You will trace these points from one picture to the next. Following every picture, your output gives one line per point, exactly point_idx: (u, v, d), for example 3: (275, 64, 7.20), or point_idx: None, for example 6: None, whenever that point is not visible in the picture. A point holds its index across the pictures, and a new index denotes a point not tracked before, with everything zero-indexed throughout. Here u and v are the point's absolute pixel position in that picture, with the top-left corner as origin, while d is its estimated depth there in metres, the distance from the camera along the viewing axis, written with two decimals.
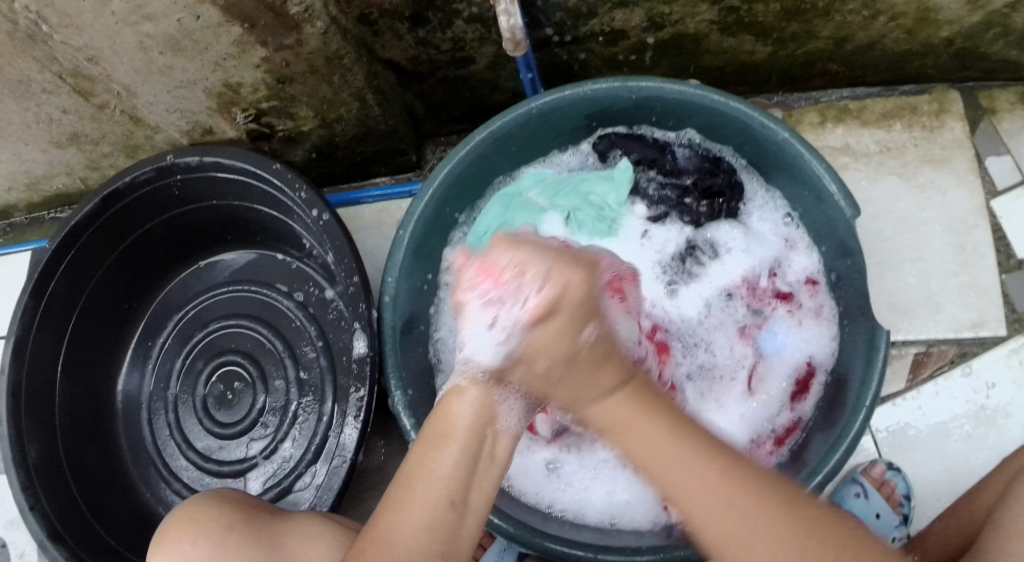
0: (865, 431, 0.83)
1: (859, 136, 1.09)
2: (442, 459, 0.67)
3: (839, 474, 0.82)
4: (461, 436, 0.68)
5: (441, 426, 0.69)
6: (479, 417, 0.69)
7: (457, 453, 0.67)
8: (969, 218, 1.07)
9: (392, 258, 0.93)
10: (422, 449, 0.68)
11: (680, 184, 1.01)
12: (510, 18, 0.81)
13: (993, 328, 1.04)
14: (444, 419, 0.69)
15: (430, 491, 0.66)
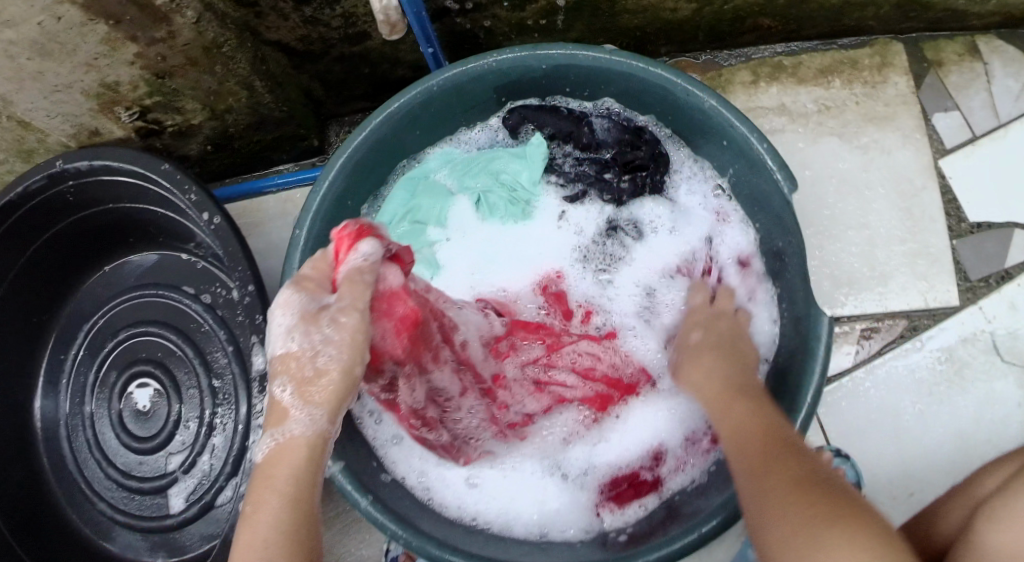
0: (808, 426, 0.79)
1: (795, 94, 1.01)
2: (270, 515, 0.61)
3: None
4: (289, 487, 0.62)
5: (266, 480, 0.63)
6: (308, 463, 0.64)
7: (282, 502, 0.62)
8: (917, 180, 0.99)
9: (287, 262, 0.87)
10: (252, 509, 0.62)
11: (598, 159, 0.96)
12: None
13: (944, 298, 0.98)
14: (269, 472, 0.63)
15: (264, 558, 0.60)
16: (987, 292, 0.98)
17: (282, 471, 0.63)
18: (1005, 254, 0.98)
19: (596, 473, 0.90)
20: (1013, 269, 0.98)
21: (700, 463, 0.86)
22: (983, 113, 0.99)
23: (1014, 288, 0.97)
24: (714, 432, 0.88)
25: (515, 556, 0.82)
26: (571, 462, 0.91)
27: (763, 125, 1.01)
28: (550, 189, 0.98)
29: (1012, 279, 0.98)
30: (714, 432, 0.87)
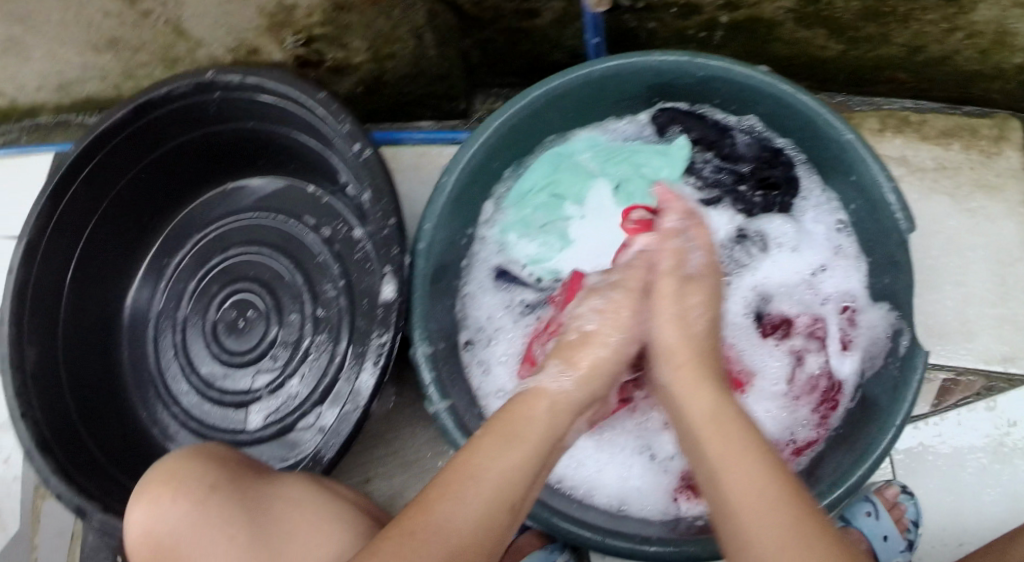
0: (891, 451, 0.81)
1: (917, 149, 1.06)
2: (505, 454, 0.63)
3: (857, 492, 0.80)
4: (531, 435, 0.66)
5: (511, 420, 0.67)
6: (551, 423, 0.69)
7: (523, 450, 0.64)
8: (1014, 251, 1.04)
9: (430, 206, 0.89)
10: (487, 438, 0.64)
11: (736, 170, 1.00)
12: None
13: (1023, 366, 1.02)
14: (519, 418, 0.67)
15: (488, 487, 0.61)
16: None
17: (526, 420, 0.67)
18: None
19: (681, 460, 0.91)
20: None
21: None
22: None
23: None
24: (796, 447, 0.91)
25: (597, 521, 0.85)
26: (659, 446, 0.91)
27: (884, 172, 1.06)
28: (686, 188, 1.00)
29: None
30: (795, 446, 0.91)
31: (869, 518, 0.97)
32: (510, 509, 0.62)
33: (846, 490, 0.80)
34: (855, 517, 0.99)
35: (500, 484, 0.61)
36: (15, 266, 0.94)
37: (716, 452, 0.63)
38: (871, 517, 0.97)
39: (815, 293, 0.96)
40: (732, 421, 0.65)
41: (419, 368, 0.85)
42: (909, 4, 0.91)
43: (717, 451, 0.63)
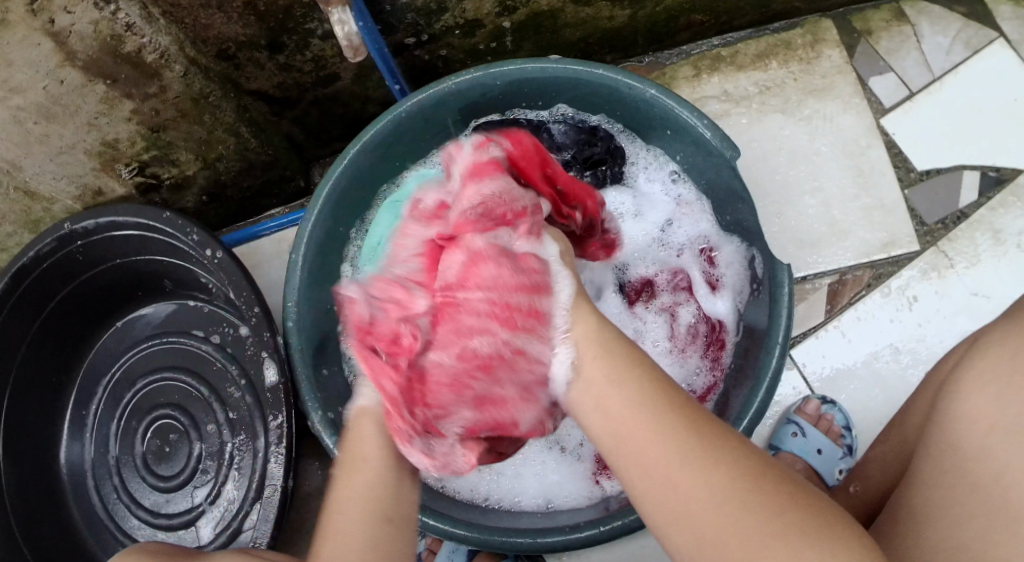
0: (782, 367, 0.84)
1: (736, 80, 1.10)
2: (358, 479, 0.68)
3: (765, 414, 0.83)
4: (377, 457, 0.69)
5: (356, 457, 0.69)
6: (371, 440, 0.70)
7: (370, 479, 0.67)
8: (861, 140, 1.08)
9: (289, 283, 0.94)
10: (346, 475, 0.68)
11: (560, 160, 1.01)
12: (345, 25, 0.86)
13: (904, 245, 1.05)
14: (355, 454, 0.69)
15: (354, 507, 0.66)
16: (944, 232, 1.05)
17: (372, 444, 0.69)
18: (956, 196, 1.06)
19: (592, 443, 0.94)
20: (966, 208, 1.05)
21: None
22: (916, 70, 1.09)
23: (969, 226, 1.04)
24: (698, 395, 0.93)
25: (526, 524, 0.87)
26: (567, 435, 0.95)
27: (711, 110, 1.10)
28: None
29: (967, 218, 1.05)
30: (697, 395, 0.93)
31: (797, 438, 0.99)
32: (387, 521, 0.66)
33: (752, 418, 0.83)
34: (784, 441, 1.00)
35: (360, 507, 0.66)
36: None
37: (704, 499, 0.60)
38: (799, 436, 0.99)
39: (668, 248, 1.00)
40: (703, 456, 0.61)
41: (321, 437, 0.89)
42: None
43: (710, 503, 0.60)
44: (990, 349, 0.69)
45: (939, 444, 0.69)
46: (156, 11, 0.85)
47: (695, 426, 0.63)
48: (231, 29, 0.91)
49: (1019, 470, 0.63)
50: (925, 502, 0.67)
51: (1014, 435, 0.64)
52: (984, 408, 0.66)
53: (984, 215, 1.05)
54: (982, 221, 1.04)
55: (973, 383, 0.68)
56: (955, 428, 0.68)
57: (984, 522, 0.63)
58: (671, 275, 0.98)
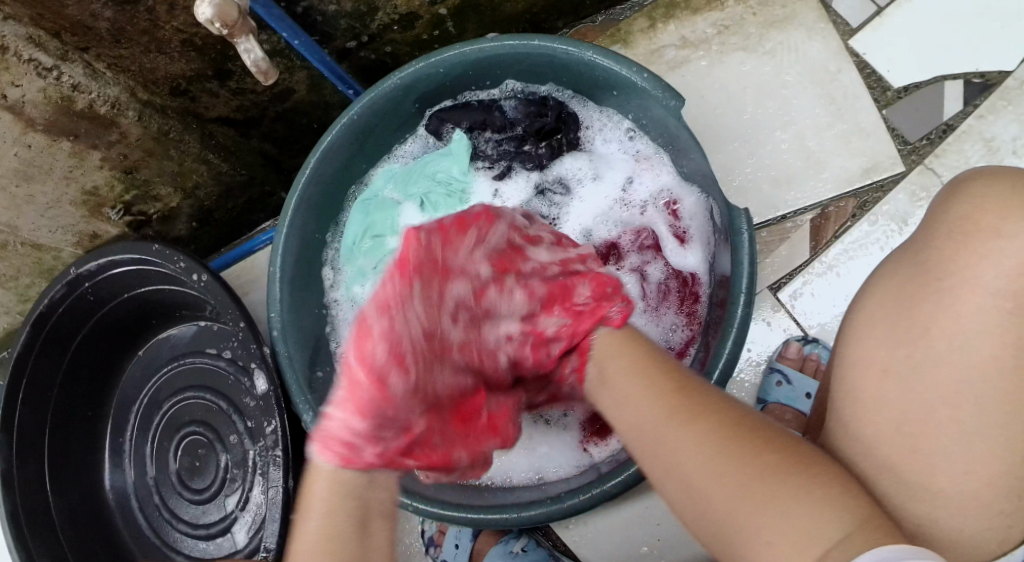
0: (749, 316, 0.82)
1: (693, 25, 1.02)
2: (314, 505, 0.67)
3: (735, 364, 0.81)
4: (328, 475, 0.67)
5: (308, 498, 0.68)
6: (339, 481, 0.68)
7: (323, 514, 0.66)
8: (830, 65, 1.00)
9: (270, 297, 0.93)
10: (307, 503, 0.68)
11: (515, 135, 0.99)
12: (252, 55, 0.84)
13: (889, 167, 0.98)
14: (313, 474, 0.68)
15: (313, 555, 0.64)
16: (930, 149, 0.98)
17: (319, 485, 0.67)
18: (939, 108, 0.99)
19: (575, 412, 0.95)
20: (952, 120, 0.98)
21: None
22: None
23: (958, 137, 0.98)
24: (677, 351, 0.93)
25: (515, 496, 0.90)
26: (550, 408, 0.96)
27: (670, 61, 1.03)
28: (479, 174, 1.01)
29: (954, 130, 0.98)
30: (676, 350, 0.93)
31: (783, 387, 0.95)
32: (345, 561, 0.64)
33: (721, 371, 0.82)
34: (770, 391, 0.96)
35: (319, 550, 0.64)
36: (0, 500, 1.06)
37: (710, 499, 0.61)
38: (784, 384, 0.95)
39: (631, 206, 0.97)
40: (691, 419, 0.64)
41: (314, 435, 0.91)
42: None
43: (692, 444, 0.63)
44: (877, 288, 0.68)
45: (837, 397, 0.67)
46: (100, 66, 0.91)
47: (684, 390, 0.67)
48: (175, 67, 0.95)
49: (923, 407, 0.62)
50: (838, 459, 0.67)
51: (904, 378, 0.63)
52: (876, 352, 0.65)
53: (972, 124, 0.98)
54: (972, 130, 0.98)
55: (861, 331, 0.67)
56: (844, 378, 0.67)
57: (893, 474, 0.63)
58: (630, 235, 0.96)
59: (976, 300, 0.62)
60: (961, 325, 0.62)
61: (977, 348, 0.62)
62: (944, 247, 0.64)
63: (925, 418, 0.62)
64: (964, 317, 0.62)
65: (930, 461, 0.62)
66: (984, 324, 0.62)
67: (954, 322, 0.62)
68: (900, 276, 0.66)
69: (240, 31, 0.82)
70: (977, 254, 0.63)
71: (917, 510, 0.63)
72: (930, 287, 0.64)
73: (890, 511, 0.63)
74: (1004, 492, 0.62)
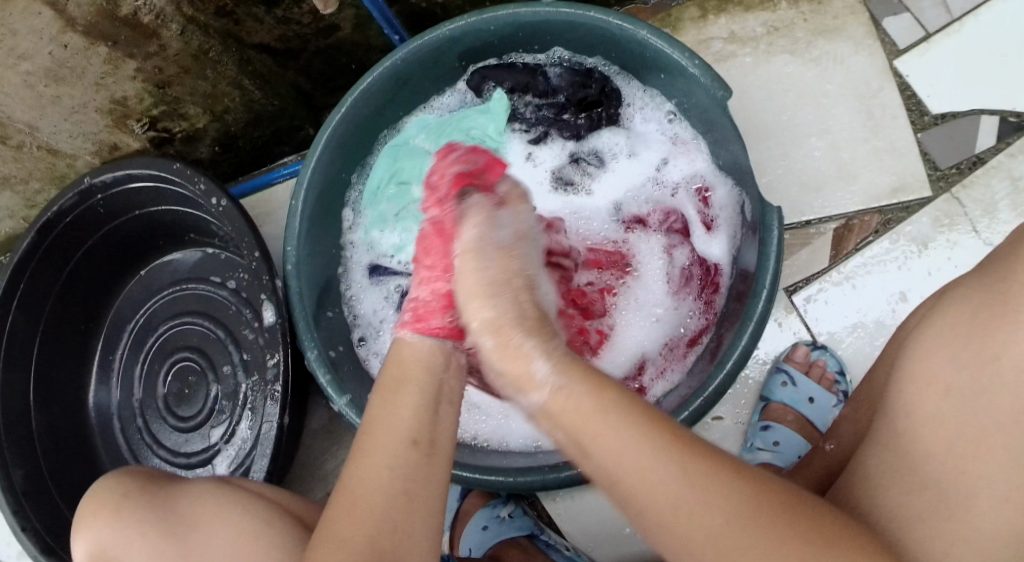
0: (769, 312, 0.82)
1: (744, 22, 1.01)
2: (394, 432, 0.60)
3: (747, 358, 0.81)
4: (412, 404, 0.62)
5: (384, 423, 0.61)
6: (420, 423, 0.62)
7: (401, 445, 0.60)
8: (872, 82, 1.00)
9: (289, 230, 0.93)
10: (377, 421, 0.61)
11: (555, 102, 0.98)
12: None
13: (916, 190, 0.98)
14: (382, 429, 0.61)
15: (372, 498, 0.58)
16: (958, 178, 0.98)
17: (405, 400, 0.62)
18: (973, 141, 0.99)
19: None
20: (984, 153, 0.99)
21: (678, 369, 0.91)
22: (933, 11, 1.02)
23: (987, 172, 0.98)
24: (690, 338, 0.92)
25: (510, 460, 0.91)
26: None
27: (715, 56, 1.01)
28: (515, 137, 1.00)
29: (983, 164, 0.99)
30: (688, 338, 0.92)
31: (787, 388, 0.95)
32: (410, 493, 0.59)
33: (734, 362, 0.82)
34: (773, 391, 0.96)
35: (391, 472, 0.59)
36: None
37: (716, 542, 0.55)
38: (789, 386, 0.95)
39: (663, 187, 0.96)
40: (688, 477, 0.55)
41: (316, 374, 0.89)
42: None
43: (705, 520, 0.54)
44: (949, 305, 0.68)
45: (892, 405, 0.67)
46: None
47: (679, 447, 0.56)
48: None
49: (980, 431, 0.62)
50: (880, 465, 0.66)
51: (964, 398, 0.63)
52: (940, 367, 0.65)
53: (1001, 161, 0.99)
54: (1000, 167, 0.98)
55: (926, 344, 0.67)
56: (903, 384, 0.67)
57: (940, 490, 0.62)
58: (663, 216, 0.96)
59: None
60: None
61: None
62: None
63: (986, 442, 0.62)
64: None
65: (966, 483, 0.61)
66: None
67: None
68: (973, 302, 0.66)
69: None
70: None
71: (937, 525, 0.62)
72: (1006, 316, 0.64)
73: (929, 529, 0.62)
74: None
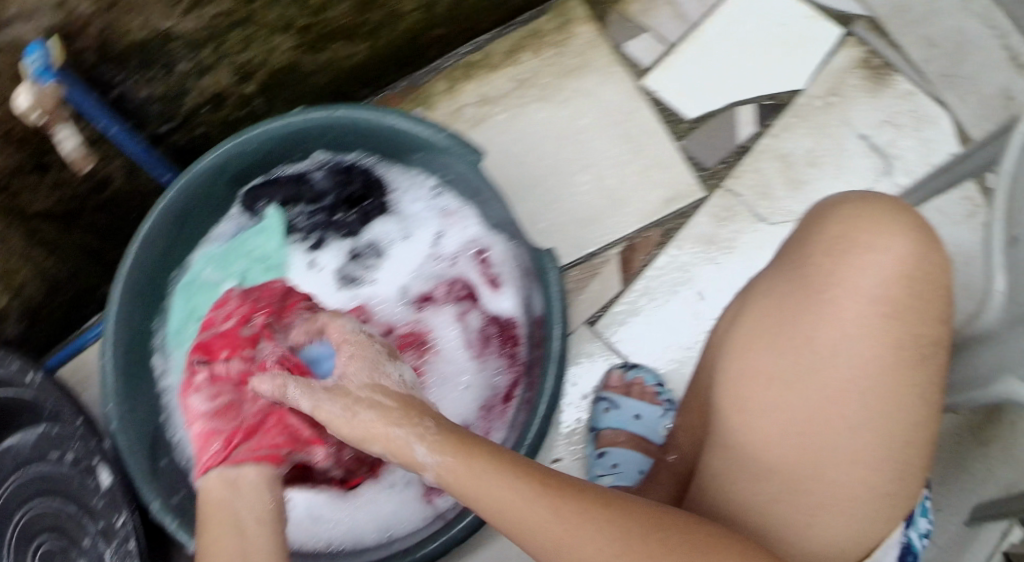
0: (565, 349, 0.87)
1: (489, 82, 1.02)
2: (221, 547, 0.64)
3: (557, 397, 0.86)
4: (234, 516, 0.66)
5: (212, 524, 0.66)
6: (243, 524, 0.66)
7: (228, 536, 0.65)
8: (625, 105, 1.02)
9: (104, 389, 0.91)
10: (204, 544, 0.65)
11: (324, 205, 1.00)
12: (71, 143, 0.86)
13: (689, 195, 1.01)
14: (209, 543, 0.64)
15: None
16: (727, 172, 1.02)
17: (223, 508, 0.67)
18: (733, 133, 1.03)
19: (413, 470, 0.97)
20: (748, 141, 1.03)
21: (502, 425, 0.94)
22: (672, 24, 1.05)
23: (753, 157, 1.03)
24: (504, 394, 0.95)
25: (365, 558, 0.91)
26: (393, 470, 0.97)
27: (468, 121, 1.01)
28: (295, 247, 1.00)
29: (750, 151, 1.03)
30: (503, 394, 0.95)
31: (611, 413, 0.95)
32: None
33: (546, 403, 0.86)
34: (599, 418, 0.96)
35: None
36: None
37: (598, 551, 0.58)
38: (612, 410, 0.95)
39: (442, 259, 0.99)
40: (551, 502, 0.59)
41: (165, 522, 0.89)
42: None
43: (563, 535, 0.58)
44: (758, 304, 0.71)
45: (729, 406, 0.70)
46: None
47: (503, 467, 0.61)
48: None
49: (816, 411, 0.66)
50: (730, 464, 0.70)
51: (791, 384, 0.67)
52: (763, 361, 0.69)
53: (767, 144, 1.03)
54: (767, 149, 1.03)
55: (743, 344, 0.71)
56: (733, 385, 0.70)
57: (795, 471, 0.66)
58: (449, 286, 0.98)
59: (847, 306, 0.66)
60: (839, 331, 0.66)
61: (853, 352, 0.66)
62: (821, 260, 0.68)
63: (822, 418, 0.66)
64: (844, 325, 0.66)
65: (822, 458, 0.66)
66: (861, 328, 0.66)
67: (843, 327, 0.66)
68: (780, 292, 0.70)
69: (59, 119, 0.84)
70: (850, 269, 0.66)
71: (800, 506, 0.66)
72: (811, 300, 0.67)
73: (792, 506, 0.67)
74: (889, 474, 0.66)
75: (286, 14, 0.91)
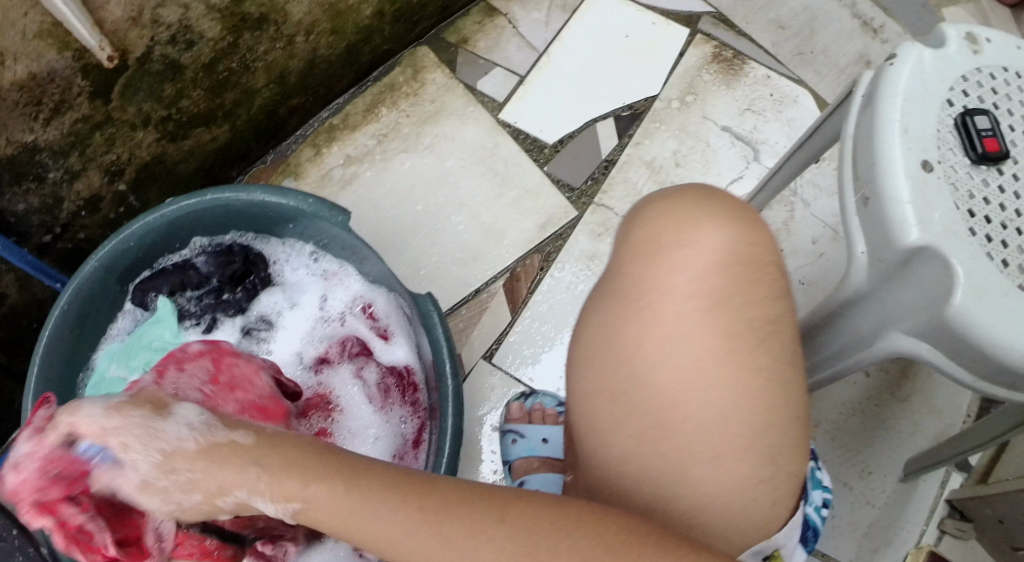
0: (459, 387, 0.86)
1: (355, 141, 1.07)
2: None
3: (459, 432, 0.83)
4: None
5: None
6: None
7: None
8: (486, 142, 1.07)
9: None
10: None
11: (211, 288, 1.01)
12: None
13: (563, 216, 1.04)
14: None
15: None
16: (595, 189, 1.06)
17: None
18: (596, 150, 1.07)
19: None
20: (610, 155, 1.07)
21: (416, 471, 0.95)
22: (520, 54, 1.12)
23: (619, 170, 1.06)
24: (413, 440, 0.96)
25: None
26: None
27: (338, 182, 1.06)
28: (190, 333, 1.00)
29: (614, 164, 1.07)
30: (411, 440, 0.96)
31: (519, 443, 0.90)
32: None
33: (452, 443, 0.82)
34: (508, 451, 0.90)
35: None
36: None
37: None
38: (519, 440, 0.90)
39: (331, 321, 1.03)
40: (428, 533, 0.51)
41: None
42: (237, 55, 0.97)
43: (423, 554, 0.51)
44: (590, 312, 0.65)
45: (581, 426, 0.64)
46: None
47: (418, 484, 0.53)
48: None
49: (664, 415, 0.59)
50: (598, 480, 0.63)
51: (631, 395, 0.61)
52: (601, 376, 0.62)
53: (630, 154, 1.07)
54: (632, 159, 1.07)
55: (582, 359, 0.64)
56: (578, 403, 0.64)
57: (658, 476, 0.60)
58: (345, 345, 1.01)
59: (671, 305, 0.60)
60: (667, 331, 0.60)
61: (686, 351, 0.59)
62: (635, 265, 0.62)
63: (673, 421, 0.59)
64: (670, 324, 0.60)
65: (682, 458, 0.59)
66: (689, 323, 0.60)
67: (673, 323, 0.60)
68: (606, 298, 0.64)
69: None
70: (664, 269, 0.61)
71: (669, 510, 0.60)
72: (634, 306, 0.61)
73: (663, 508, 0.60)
74: (758, 459, 0.59)
75: (145, 106, 0.94)
